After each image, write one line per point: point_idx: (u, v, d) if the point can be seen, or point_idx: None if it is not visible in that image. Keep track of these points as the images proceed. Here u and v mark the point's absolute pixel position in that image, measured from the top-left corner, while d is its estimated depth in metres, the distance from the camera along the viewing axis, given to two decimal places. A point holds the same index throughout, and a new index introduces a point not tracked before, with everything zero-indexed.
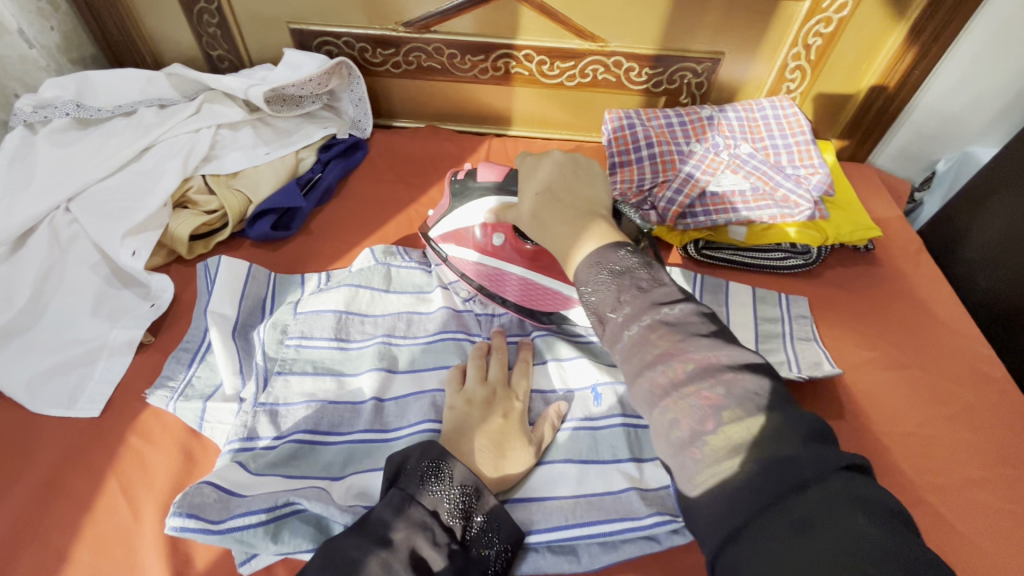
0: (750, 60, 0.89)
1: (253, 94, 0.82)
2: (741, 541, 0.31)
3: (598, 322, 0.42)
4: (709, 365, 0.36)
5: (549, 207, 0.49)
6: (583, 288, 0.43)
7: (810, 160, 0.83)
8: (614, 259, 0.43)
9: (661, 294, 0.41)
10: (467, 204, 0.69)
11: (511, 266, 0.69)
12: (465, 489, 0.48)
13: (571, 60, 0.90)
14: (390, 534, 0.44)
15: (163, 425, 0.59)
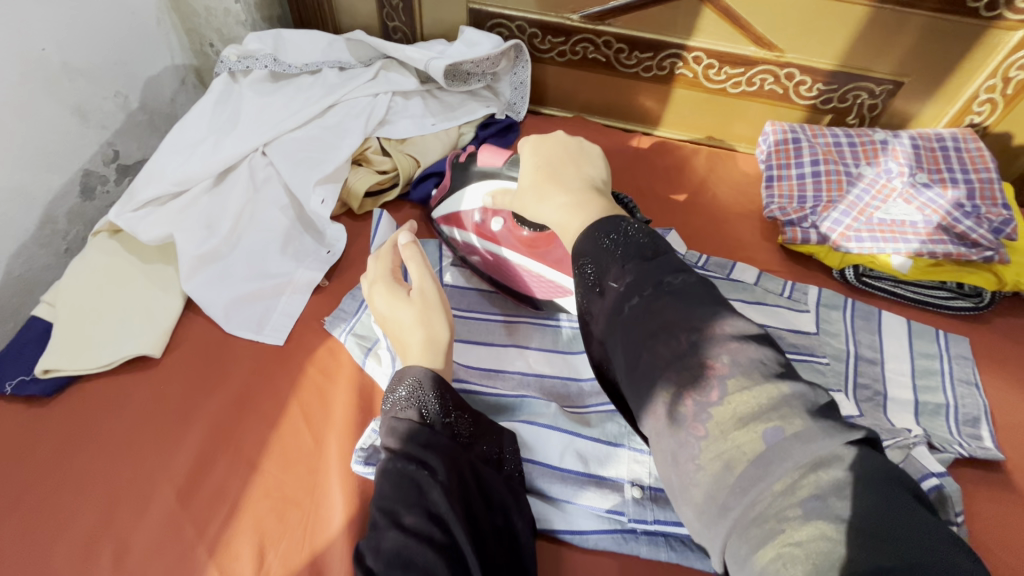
0: (936, 86, 0.84)
1: (433, 66, 0.85)
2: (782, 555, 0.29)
3: (598, 293, 0.43)
4: (711, 334, 0.36)
5: (538, 179, 0.54)
6: (583, 263, 0.45)
7: (994, 199, 0.78)
8: (718, 323, 0.36)
9: (717, 326, 0.36)
10: (469, 188, 0.71)
11: (511, 253, 0.67)
12: (409, 400, 0.51)
13: (741, 67, 0.88)
14: (413, 453, 0.48)
15: (339, 363, 0.64)
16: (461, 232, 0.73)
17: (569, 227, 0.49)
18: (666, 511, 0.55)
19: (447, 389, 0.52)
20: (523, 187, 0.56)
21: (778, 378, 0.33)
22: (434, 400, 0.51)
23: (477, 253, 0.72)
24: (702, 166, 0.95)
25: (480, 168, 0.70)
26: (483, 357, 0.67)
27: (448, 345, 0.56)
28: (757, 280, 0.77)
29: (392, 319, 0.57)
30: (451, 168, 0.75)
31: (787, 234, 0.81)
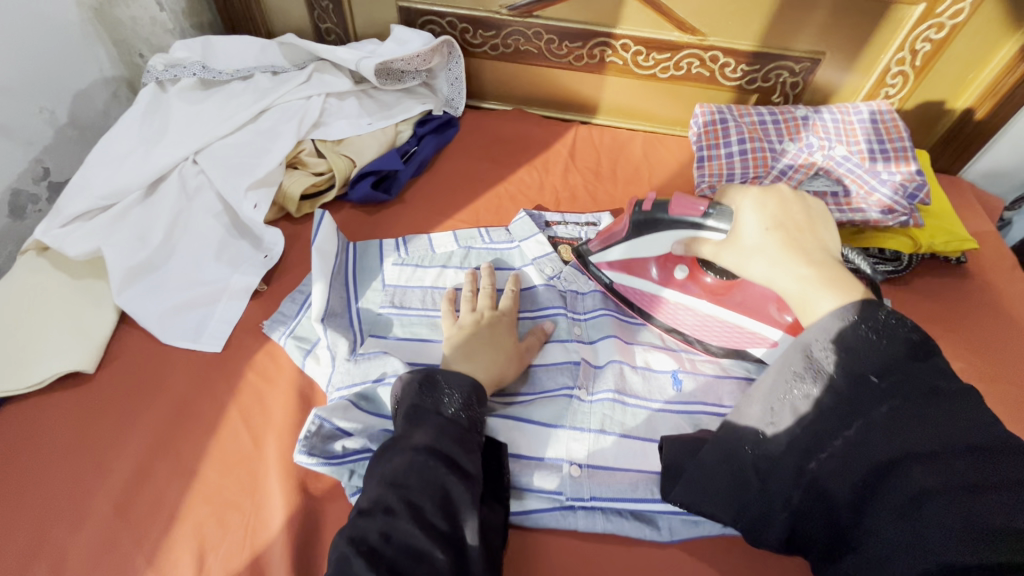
0: (851, 62, 0.88)
1: (364, 66, 0.85)
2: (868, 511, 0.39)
3: (812, 377, 0.44)
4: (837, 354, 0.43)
5: (767, 238, 0.54)
6: (823, 356, 0.44)
7: (907, 167, 0.82)
8: (875, 319, 0.43)
9: (887, 321, 0.43)
10: (659, 233, 0.67)
11: (698, 302, 0.69)
12: (443, 393, 0.55)
13: (667, 52, 0.91)
14: (429, 445, 0.50)
15: (278, 367, 0.65)
16: (625, 276, 0.72)
17: (809, 307, 0.49)
18: (601, 485, 0.57)
19: (474, 393, 0.56)
20: (748, 248, 0.55)
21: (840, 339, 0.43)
22: (458, 397, 0.55)
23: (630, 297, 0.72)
24: (638, 151, 0.98)
25: (672, 215, 0.64)
26: (423, 352, 0.66)
27: (507, 357, 0.63)
28: None
29: (488, 348, 0.63)
30: (629, 217, 0.69)
31: None
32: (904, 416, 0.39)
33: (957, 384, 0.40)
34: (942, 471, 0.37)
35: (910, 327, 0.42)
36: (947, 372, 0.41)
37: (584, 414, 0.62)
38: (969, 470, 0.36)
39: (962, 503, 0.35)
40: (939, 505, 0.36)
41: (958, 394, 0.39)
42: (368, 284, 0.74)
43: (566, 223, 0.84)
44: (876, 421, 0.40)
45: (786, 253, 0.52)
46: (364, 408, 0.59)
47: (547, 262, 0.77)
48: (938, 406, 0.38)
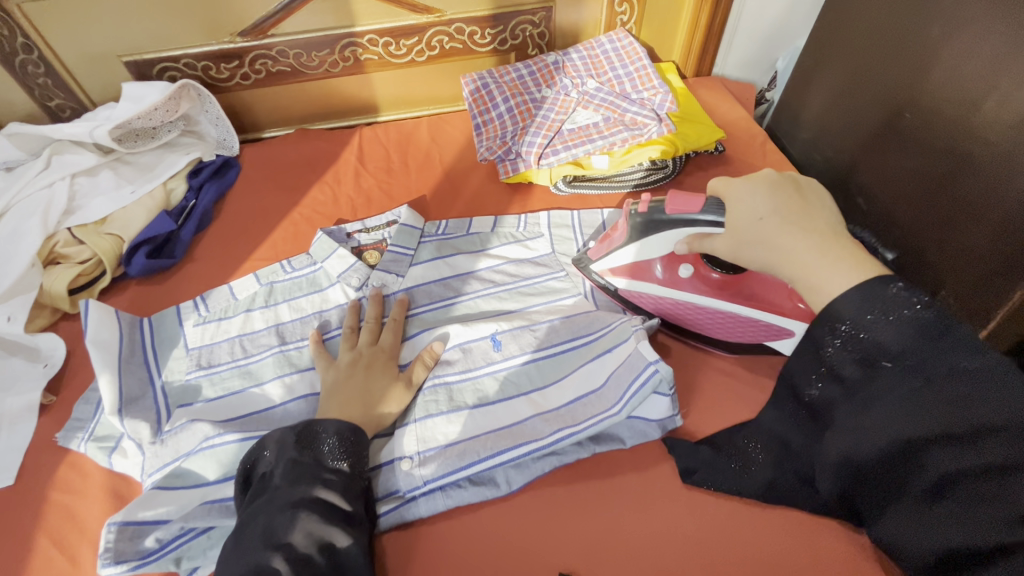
0: (579, 2, 0.94)
1: (98, 135, 0.80)
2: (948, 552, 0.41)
3: (866, 362, 0.44)
4: (877, 342, 0.43)
5: (776, 229, 0.51)
6: (843, 324, 0.44)
7: (651, 82, 0.91)
8: (894, 299, 0.43)
9: (905, 303, 0.42)
10: (657, 235, 0.66)
11: (699, 299, 0.67)
12: (305, 442, 0.54)
13: (413, 36, 0.93)
14: (295, 498, 0.49)
15: (84, 475, 0.61)
16: (633, 281, 0.71)
17: (823, 287, 0.47)
18: (433, 467, 0.57)
19: (346, 431, 0.55)
20: (751, 235, 0.53)
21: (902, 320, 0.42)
22: (325, 444, 0.54)
23: (647, 299, 0.71)
24: (426, 136, 0.99)
25: (670, 215, 0.63)
26: (237, 405, 0.65)
27: (380, 403, 0.61)
28: (493, 225, 0.83)
29: (362, 388, 0.61)
30: (626, 219, 0.68)
31: (500, 170, 0.88)
32: (914, 398, 0.41)
33: (979, 391, 0.40)
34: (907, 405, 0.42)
35: (920, 303, 0.42)
36: (970, 348, 0.41)
37: (408, 407, 0.63)
38: (947, 427, 0.40)
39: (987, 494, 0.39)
40: (961, 483, 0.40)
41: (981, 371, 0.40)
42: (170, 357, 0.70)
43: (367, 229, 0.83)
44: (881, 403, 0.43)
45: (786, 240, 0.50)
46: (178, 487, 0.56)
47: (352, 274, 0.76)
48: (953, 384, 0.40)
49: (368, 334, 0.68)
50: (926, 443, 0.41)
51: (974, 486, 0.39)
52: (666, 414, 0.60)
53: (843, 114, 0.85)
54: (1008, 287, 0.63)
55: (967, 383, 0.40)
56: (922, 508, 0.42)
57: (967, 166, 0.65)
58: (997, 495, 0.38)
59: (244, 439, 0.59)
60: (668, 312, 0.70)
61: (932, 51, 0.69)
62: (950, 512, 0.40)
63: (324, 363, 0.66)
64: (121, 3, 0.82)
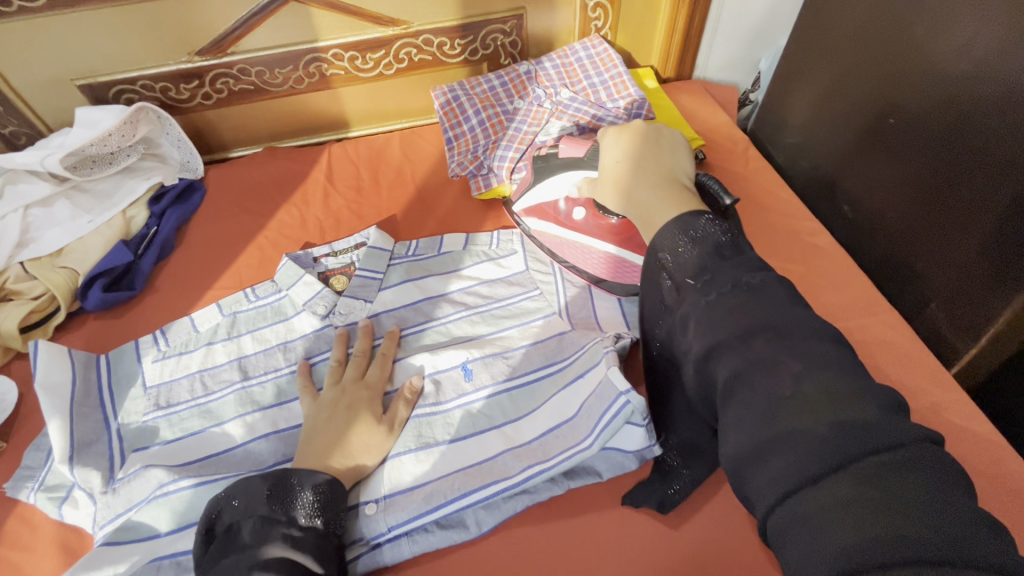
0: (551, 8, 0.91)
1: (51, 164, 0.76)
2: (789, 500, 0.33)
3: (675, 286, 0.45)
4: (683, 256, 0.44)
5: (629, 171, 0.55)
6: (664, 253, 0.46)
7: (626, 90, 0.88)
8: (696, 229, 0.45)
9: (703, 228, 0.45)
10: (554, 177, 0.74)
11: (591, 239, 0.71)
12: (281, 494, 0.50)
13: (380, 49, 0.89)
14: (262, 560, 0.45)
15: (33, 527, 0.58)
16: (538, 222, 0.76)
17: (650, 221, 0.49)
18: (398, 513, 0.55)
19: (324, 484, 0.51)
20: (608, 177, 0.57)
21: (710, 242, 0.44)
22: (300, 498, 0.50)
23: (550, 242, 0.75)
24: (397, 151, 0.95)
25: (562, 159, 0.73)
26: (196, 448, 0.62)
27: (362, 447, 0.57)
28: (466, 244, 0.80)
29: (342, 430, 0.57)
30: (534, 163, 0.78)
31: (472, 186, 0.86)
32: (720, 305, 0.41)
33: (783, 313, 0.39)
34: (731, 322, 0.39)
35: (720, 231, 0.45)
36: (752, 265, 0.42)
37: None
38: (767, 346, 0.37)
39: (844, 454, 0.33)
40: (747, 382, 0.37)
41: (762, 284, 0.40)
42: (127, 396, 0.67)
43: (334, 252, 0.80)
44: (692, 316, 0.42)
45: (633, 180, 0.54)
46: (128, 541, 0.54)
47: (318, 301, 0.73)
48: (740, 294, 0.40)
49: (353, 368, 0.64)
50: (720, 349, 0.39)
51: (783, 411, 0.35)
52: (644, 444, 0.56)
53: (828, 117, 0.82)
54: (999, 303, 0.60)
55: (797, 332, 0.38)
56: (745, 422, 0.36)
57: (954, 174, 0.62)
58: (791, 398, 0.35)
59: (198, 485, 0.56)
60: (568, 254, 0.74)
61: (919, 53, 0.65)
62: (773, 457, 0.34)
63: (307, 398, 0.62)
64: (71, 25, 0.79)
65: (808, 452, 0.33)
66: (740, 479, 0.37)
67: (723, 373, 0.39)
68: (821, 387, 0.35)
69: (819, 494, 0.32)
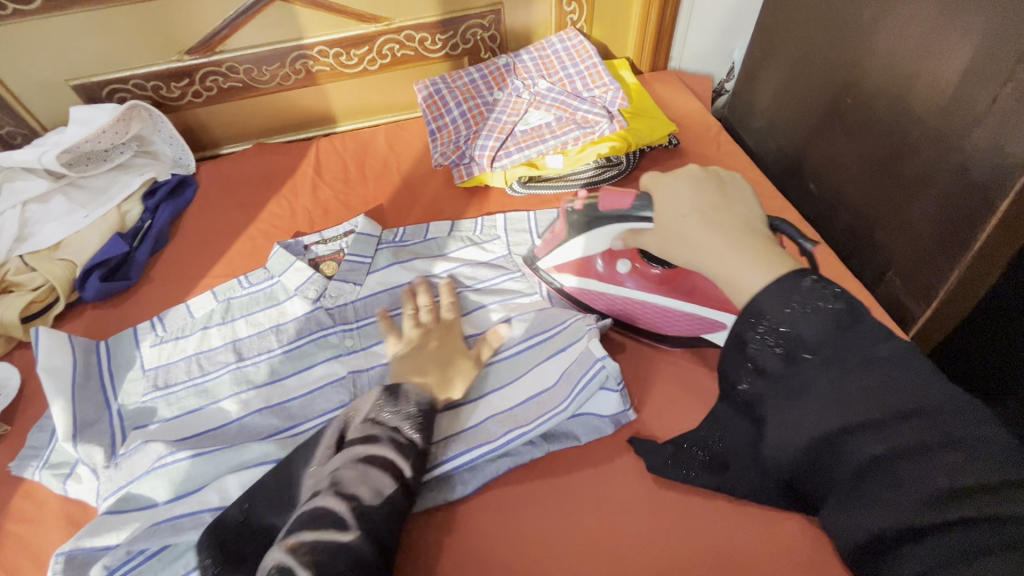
0: (527, 3, 0.95)
1: (46, 161, 0.79)
2: (916, 545, 0.38)
3: (784, 356, 0.44)
4: (794, 322, 0.43)
5: (693, 219, 0.52)
6: (763, 321, 0.44)
7: (601, 80, 0.91)
8: (805, 290, 0.43)
9: (813, 293, 0.43)
10: (592, 230, 0.69)
11: (636, 291, 0.69)
12: (400, 401, 0.56)
13: (363, 46, 0.93)
14: (356, 454, 0.52)
15: (39, 503, 0.61)
16: (576, 278, 0.73)
17: (740, 282, 0.47)
18: None
19: (422, 400, 0.57)
20: (667, 223, 0.54)
21: (830, 306, 0.43)
22: (411, 407, 0.56)
23: (591, 296, 0.73)
24: (383, 144, 0.99)
25: (603, 211, 0.66)
26: (193, 424, 0.65)
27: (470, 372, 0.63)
28: (450, 229, 0.83)
29: (433, 358, 0.63)
30: (566, 218, 0.72)
31: (455, 175, 0.89)
32: (843, 381, 0.41)
33: (908, 377, 0.40)
34: (841, 395, 0.41)
35: (833, 295, 0.43)
36: (878, 333, 0.42)
37: None
38: (889, 410, 0.40)
39: (971, 504, 0.36)
40: (892, 466, 0.39)
41: (892, 357, 0.41)
42: (127, 378, 0.70)
43: (324, 240, 0.83)
44: (812, 391, 0.42)
45: (705, 228, 0.50)
46: (127, 511, 0.56)
47: (309, 286, 0.76)
48: (872, 370, 0.41)
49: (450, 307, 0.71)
50: (855, 429, 0.41)
51: (903, 468, 0.39)
52: (619, 407, 0.62)
53: (791, 101, 0.86)
54: (945, 268, 0.64)
55: (911, 384, 0.40)
56: (882, 498, 0.40)
57: (904, 147, 0.66)
58: (942, 490, 0.37)
59: (195, 456, 0.59)
60: (608, 304, 0.72)
61: (868, 36, 0.69)
62: (887, 503, 0.39)
63: (391, 339, 0.68)
64: (64, 27, 0.82)
65: (927, 501, 0.38)
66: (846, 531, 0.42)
67: (860, 452, 0.40)
68: (948, 446, 0.38)
69: (938, 545, 0.37)
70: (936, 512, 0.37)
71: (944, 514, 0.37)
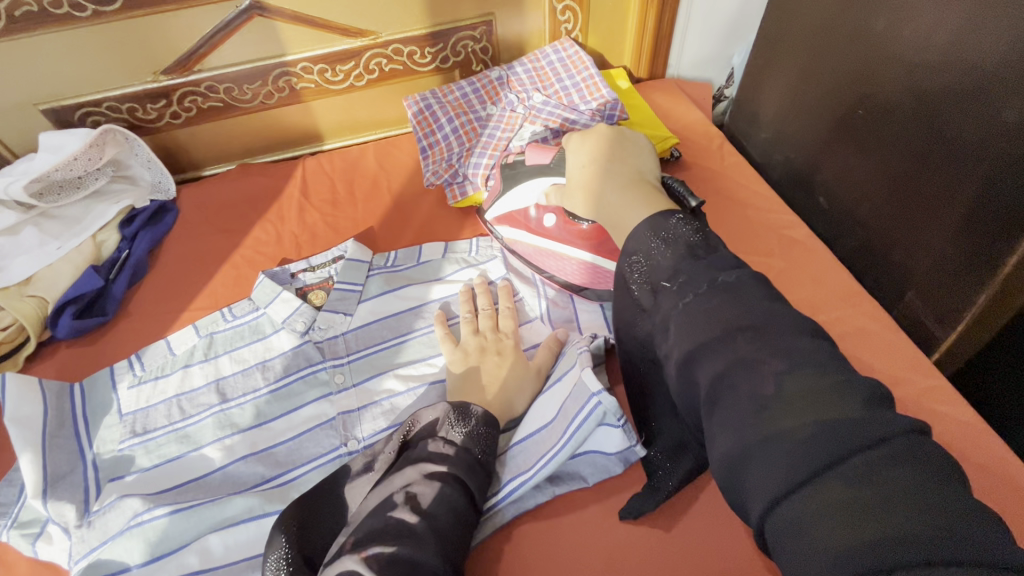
0: (520, 13, 0.91)
1: (13, 191, 0.74)
2: (789, 495, 0.31)
3: (649, 289, 0.45)
4: (660, 251, 0.44)
5: (597, 175, 0.56)
6: (633, 255, 0.46)
7: (599, 92, 0.87)
8: (669, 228, 0.45)
9: (673, 228, 0.45)
10: (523, 183, 0.71)
11: (563, 246, 0.68)
12: (462, 421, 0.55)
13: (349, 61, 0.89)
14: (428, 470, 0.51)
15: (7, 566, 0.56)
16: (511, 230, 0.74)
17: (623, 224, 0.50)
18: None
19: (489, 421, 0.56)
20: (575, 183, 0.58)
21: (689, 236, 0.44)
22: (474, 429, 0.55)
23: (524, 251, 0.73)
24: (373, 162, 0.95)
25: (531, 166, 0.71)
26: (174, 474, 0.61)
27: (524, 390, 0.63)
28: (444, 252, 0.79)
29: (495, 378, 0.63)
30: (503, 170, 0.76)
31: (448, 194, 0.85)
32: (695, 305, 0.40)
33: (754, 310, 0.37)
34: (706, 327, 0.38)
35: (692, 230, 0.45)
36: (725, 264, 0.42)
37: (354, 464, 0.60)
38: (749, 346, 0.36)
39: (826, 448, 0.31)
40: (731, 382, 0.35)
41: (737, 282, 0.40)
42: (101, 424, 0.65)
43: (312, 267, 0.79)
44: (673, 319, 0.41)
45: (604, 183, 0.55)
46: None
47: (297, 317, 0.71)
48: (716, 297, 0.39)
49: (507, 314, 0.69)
50: (700, 349, 0.38)
51: (762, 394, 0.34)
52: (623, 445, 0.56)
53: (798, 110, 0.83)
54: (973, 290, 0.60)
55: (782, 332, 0.36)
56: (735, 426, 0.34)
57: (924, 162, 0.63)
58: (771, 397, 0.33)
59: (174, 512, 0.55)
60: (550, 262, 0.70)
61: (881, 43, 0.66)
62: (757, 459, 0.32)
63: (450, 347, 0.67)
64: (30, 48, 0.77)
65: (799, 448, 0.31)
66: (735, 488, 0.34)
67: (706, 376, 0.37)
68: (805, 386, 0.33)
69: (812, 494, 0.30)
70: (806, 454, 0.31)
71: (815, 458, 0.31)
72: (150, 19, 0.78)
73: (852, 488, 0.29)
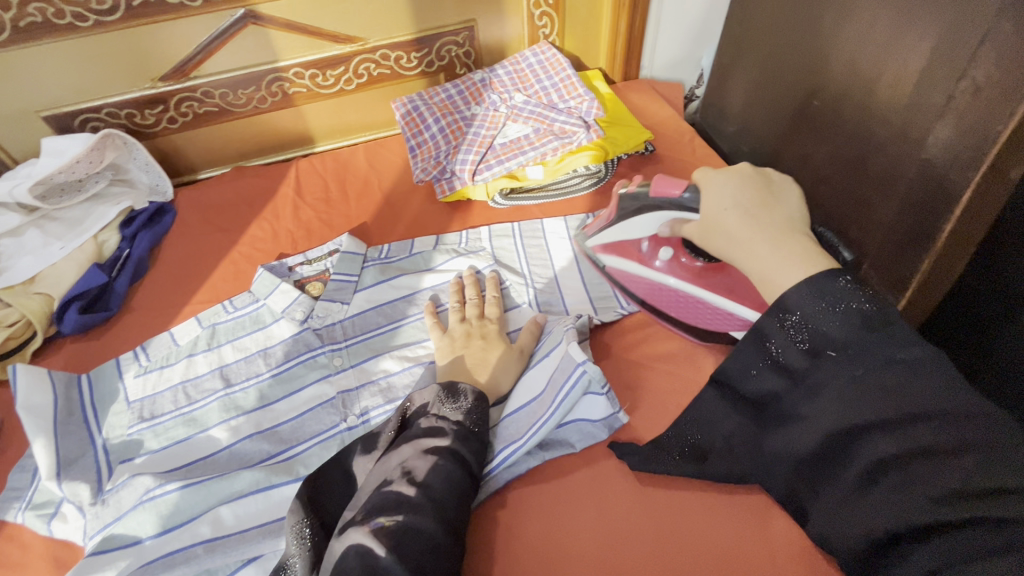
0: (500, 19, 0.97)
1: (18, 194, 0.78)
2: (916, 546, 0.40)
3: (810, 351, 0.48)
4: (805, 318, 0.47)
5: (743, 219, 0.56)
6: (791, 313, 0.48)
7: (576, 91, 0.93)
8: (837, 290, 0.47)
9: (841, 290, 0.47)
10: (640, 218, 0.71)
11: (672, 279, 0.71)
12: (453, 399, 0.59)
13: (339, 66, 0.93)
14: (423, 444, 0.55)
15: (22, 545, 0.59)
16: (617, 259, 0.75)
17: (773, 281, 0.51)
18: None
19: (480, 397, 0.60)
20: (713, 220, 0.58)
21: (850, 305, 0.46)
22: (466, 404, 0.59)
23: (620, 278, 0.75)
24: (363, 163, 0.99)
25: (654, 198, 0.68)
26: (182, 454, 0.64)
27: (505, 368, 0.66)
28: (435, 243, 0.83)
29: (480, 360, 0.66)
30: (619, 201, 0.75)
31: (437, 190, 0.90)
32: (861, 381, 0.44)
33: (935, 396, 0.41)
34: (859, 406, 0.44)
35: (864, 298, 0.46)
36: (908, 338, 0.44)
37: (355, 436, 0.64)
38: (930, 435, 0.41)
39: (962, 512, 0.38)
40: (904, 463, 0.41)
41: (918, 362, 0.43)
42: (110, 412, 0.68)
43: (309, 261, 0.83)
44: (830, 388, 0.46)
45: (751, 232, 0.54)
46: (115, 548, 0.55)
47: (296, 307, 0.75)
48: (892, 372, 0.43)
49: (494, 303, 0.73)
50: (867, 429, 0.43)
51: (914, 470, 0.41)
52: (607, 411, 0.62)
53: (761, 105, 0.89)
54: (918, 257, 0.66)
55: (948, 404, 0.41)
56: (885, 499, 0.42)
57: (871, 146, 0.69)
58: (944, 487, 0.39)
59: (186, 487, 0.58)
60: (641, 289, 0.74)
61: (829, 40, 0.72)
62: (892, 508, 0.41)
63: (437, 333, 0.71)
64: (32, 58, 0.81)
65: (934, 511, 0.39)
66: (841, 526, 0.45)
67: (868, 456, 0.43)
68: (960, 458, 0.39)
69: (935, 544, 0.39)
70: (928, 510, 0.39)
71: (944, 515, 0.39)
72: (149, 28, 0.82)
73: (980, 538, 0.37)
